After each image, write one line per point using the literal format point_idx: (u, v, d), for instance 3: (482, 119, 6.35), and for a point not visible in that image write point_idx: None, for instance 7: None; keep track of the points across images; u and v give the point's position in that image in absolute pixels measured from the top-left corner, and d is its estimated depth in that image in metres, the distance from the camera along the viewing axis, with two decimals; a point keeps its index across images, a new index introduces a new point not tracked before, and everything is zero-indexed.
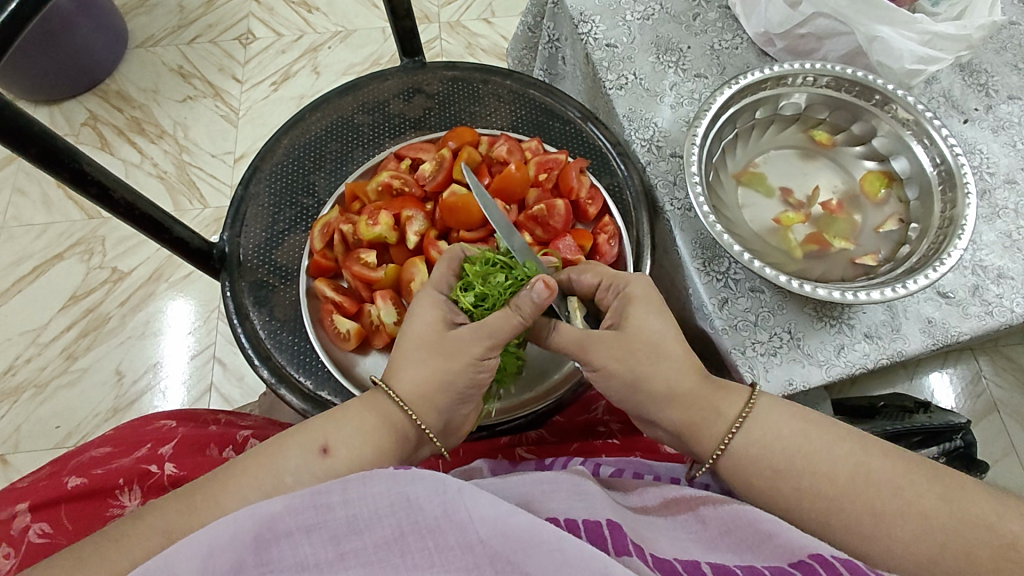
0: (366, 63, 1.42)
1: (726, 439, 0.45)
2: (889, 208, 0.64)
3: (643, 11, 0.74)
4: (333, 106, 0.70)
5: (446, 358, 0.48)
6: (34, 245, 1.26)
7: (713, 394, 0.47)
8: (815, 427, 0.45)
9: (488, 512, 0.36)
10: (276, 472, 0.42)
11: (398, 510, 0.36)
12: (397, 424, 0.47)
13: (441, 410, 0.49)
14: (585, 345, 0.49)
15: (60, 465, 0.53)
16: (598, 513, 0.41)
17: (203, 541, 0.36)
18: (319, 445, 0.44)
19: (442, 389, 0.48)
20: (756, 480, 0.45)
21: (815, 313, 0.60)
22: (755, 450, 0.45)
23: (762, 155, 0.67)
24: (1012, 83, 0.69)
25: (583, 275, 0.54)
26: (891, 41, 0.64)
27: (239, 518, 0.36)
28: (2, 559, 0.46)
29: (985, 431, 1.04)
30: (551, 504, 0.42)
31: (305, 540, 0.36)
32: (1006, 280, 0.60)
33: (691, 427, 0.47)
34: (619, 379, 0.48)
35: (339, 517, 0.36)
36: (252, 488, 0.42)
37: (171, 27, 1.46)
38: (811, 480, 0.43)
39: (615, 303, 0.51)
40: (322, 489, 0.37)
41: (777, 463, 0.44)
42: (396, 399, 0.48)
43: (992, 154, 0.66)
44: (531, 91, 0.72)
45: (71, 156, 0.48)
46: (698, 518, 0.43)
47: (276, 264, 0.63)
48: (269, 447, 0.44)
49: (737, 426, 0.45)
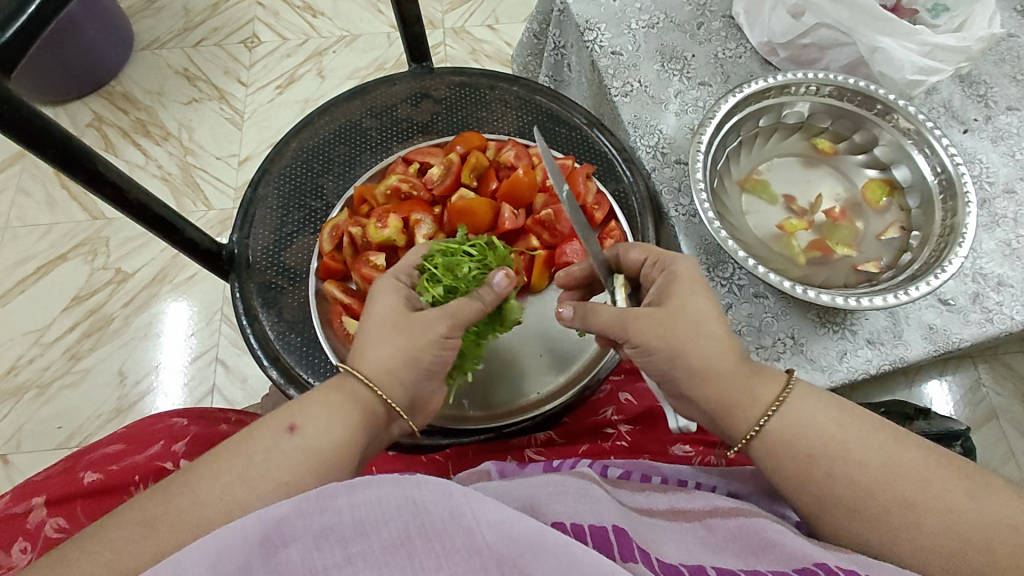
0: (371, 68, 1.43)
1: (760, 423, 0.45)
2: (890, 216, 0.65)
3: (648, 20, 0.75)
4: (341, 110, 0.71)
5: (412, 337, 0.49)
6: (38, 245, 1.27)
7: (752, 378, 0.46)
8: (846, 414, 0.45)
9: (494, 515, 0.37)
10: (246, 452, 0.42)
11: (405, 513, 0.36)
12: (367, 403, 0.47)
13: (408, 386, 0.50)
14: (625, 321, 0.48)
15: (74, 460, 0.54)
16: (604, 519, 0.41)
17: (211, 542, 0.35)
18: (288, 424, 0.44)
19: (409, 365, 0.49)
20: (790, 468, 0.44)
21: (818, 318, 0.61)
22: (787, 436, 0.45)
23: (766, 162, 0.68)
24: (1011, 94, 0.70)
25: (630, 250, 0.53)
26: (892, 52, 0.65)
27: (243, 522, 0.36)
28: (19, 553, 0.47)
29: (983, 438, 1.05)
30: (558, 508, 0.42)
31: (311, 545, 0.36)
32: (1006, 288, 0.61)
33: (727, 409, 0.46)
34: (658, 356, 0.47)
35: (345, 520, 0.36)
36: (224, 471, 0.41)
37: (176, 29, 1.47)
38: (842, 469, 0.43)
39: (658, 280, 0.50)
40: (329, 491, 0.37)
41: (808, 446, 0.44)
42: (363, 378, 0.48)
43: (991, 164, 0.67)
44: (537, 97, 0.73)
45: (87, 157, 0.49)
46: (704, 524, 0.44)
47: (285, 265, 0.64)
48: (238, 437, 0.44)
49: (773, 411, 0.45)
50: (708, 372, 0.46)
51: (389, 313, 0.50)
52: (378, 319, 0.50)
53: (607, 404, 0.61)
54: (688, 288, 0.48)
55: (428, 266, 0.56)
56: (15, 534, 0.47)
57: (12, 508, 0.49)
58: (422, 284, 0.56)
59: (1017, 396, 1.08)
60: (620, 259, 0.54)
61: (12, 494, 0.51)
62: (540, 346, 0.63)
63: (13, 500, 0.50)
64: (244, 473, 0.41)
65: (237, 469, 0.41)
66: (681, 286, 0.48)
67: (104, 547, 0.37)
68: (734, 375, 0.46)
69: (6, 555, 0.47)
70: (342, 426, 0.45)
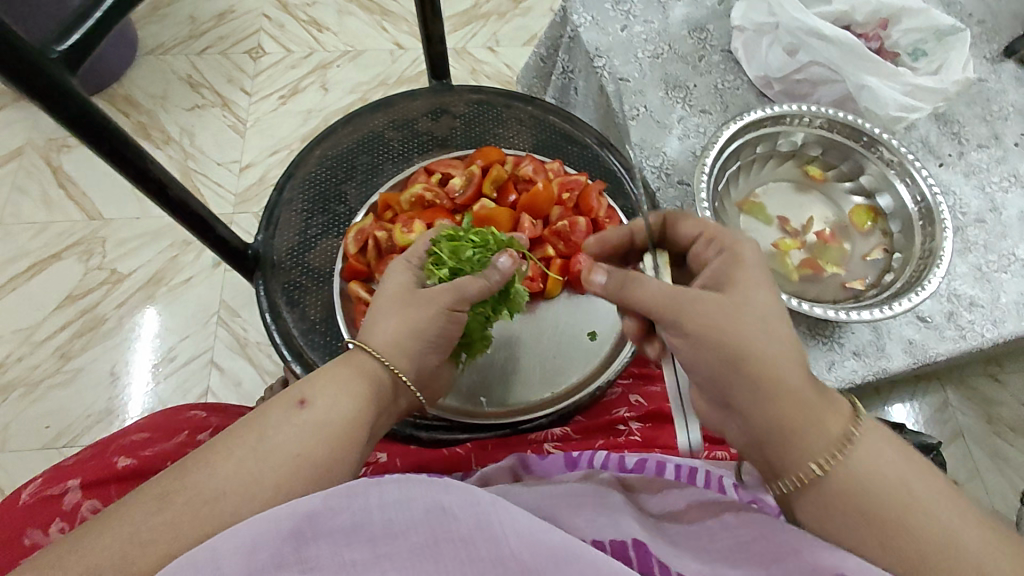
0: (374, 82, 1.47)
1: (824, 458, 0.43)
2: (875, 238, 0.71)
3: (653, 50, 0.80)
4: (365, 121, 0.74)
5: (421, 307, 0.54)
6: (32, 243, 1.26)
7: (820, 403, 0.44)
8: (917, 473, 0.41)
9: (521, 526, 0.38)
10: (257, 428, 0.44)
11: (433, 517, 0.38)
12: (373, 373, 0.50)
13: (413, 356, 0.54)
14: (677, 303, 0.48)
15: (101, 446, 0.57)
16: (624, 532, 0.43)
17: (246, 531, 0.37)
18: (297, 398, 0.46)
19: (414, 337, 0.53)
20: (853, 512, 0.42)
21: (810, 331, 0.66)
22: (857, 483, 0.42)
23: (762, 186, 0.74)
24: (981, 133, 0.76)
25: (686, 221, 0.55)
26: (878, 91, 0.71)
27: (278, 512, 0.38)
28: (57, 533, 0.50)
29: (952, 455, 1.11)
30: (577, 518, 0.45)
31: (342, 541, 0.38)
32: (977, 308, 0.67)
33: (788, 431, 0.44)
34: (722, 348, 0.46)
35: (376, 518, 0.38)
36: (236, 447, 0.43)
37: (181, 37, 1.49)
38: (914, 519, 0.40)
39: (716, 260, 0.51)
40: (359, 488, 0.39)
41: (874, 493, 0.41)
42: (374, 353, 0.52)
43: (963, 196, 0.73)
44: (550, 116, 0.77)
45: (137, 155, 0.53)
46: (718, 522, 0.45)
47: (309, 265, 0.68)
48: (248, 417, 0.45)
49: (839, 450, 0.43)
50: (775, 375, 0.44)
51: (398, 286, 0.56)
52: (391, 294, 0.55)
53: (619, 405, 0.64)
54: (755, 280, 0.48)
55: (438, 247, 0.61)
56: (52, 514, 0.51)
57: (48, 489, 0.52)
58: (429, 268, 0.60)
59: (983, 417, 1.15)
60: (673, 237, 0.56)
61: (44, 476, 0.54)
62: (553, 348, 0.67)
63: (48, 482, 0.53)
64: (257, 447, 0.43)
65: (248, 444, 0.43)
66: (747, 275, 0.48)
67: (155, 518, 0.39)
68: (802, 389, 0.45)
69: (44, 534, 0.50)
70: (350, 400, 0.47)
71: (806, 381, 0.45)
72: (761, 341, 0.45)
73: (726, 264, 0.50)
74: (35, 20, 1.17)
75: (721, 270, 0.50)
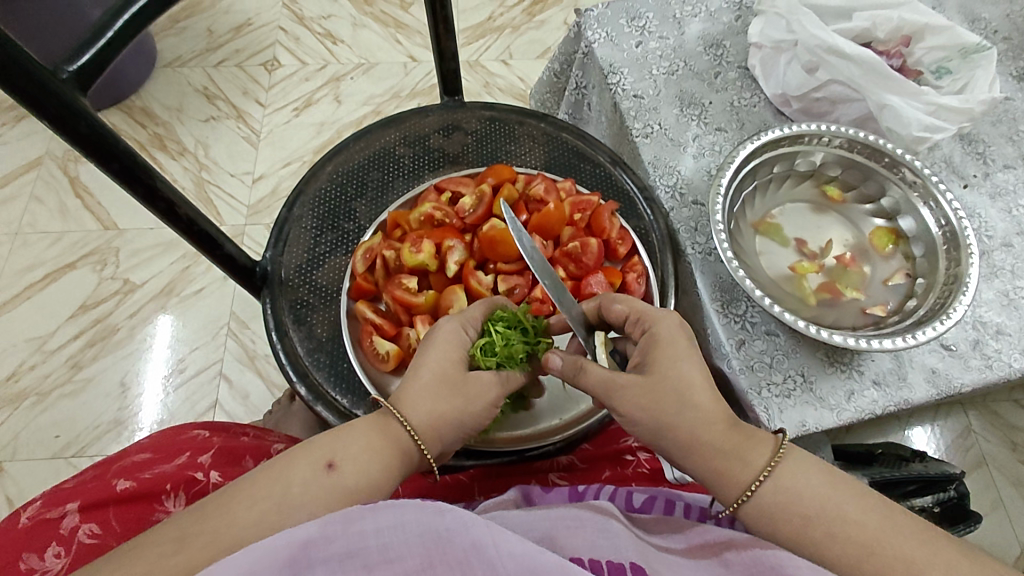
0: (387, 95, 1.47)
1: (753, 486, 0.46)
2: (896, 262, 0.68)
3: (668, 67, 0.79)
4: (376, 136, 0.75)
5: (465, 400, 0.50)
6: (47, 252, 1.27)
7: (740, 445, 0.47)
8: (841, 479, 0.46)
9: (516, 548, 0.38)
10: (283, 480, 0.42)
11: (428, 541, 0.37)
12: (401, 445, 0.48)
13: (445, 441, 0.51)
14: (611, 391, 0.50)
15: (104, 467, 0.57)
16: (621, 554, 0.43)
17: (242, 558, 0.35)
18: (326, 460, 0.44)
19: (452, 424, 0.50)
20: (784, 527, 0.45)
21: (827, 358, 0.64)
22: (785, 499, 0.45)
23: (778, 207, 0.71)
24: (1007, 153, 0.74)
25: (614, 304, 0.55)
26: (901, 110, 0.69)
27: (275, 540, 0.36)
28: (53, 558, 0.50)
29: (975, 483, 1.08)
30: (575, 542, 0.44)
31: (338, 569, 0.36)
32: (1004, 336, 0.64)
33: (716, 475, 0.47)
34: (655, 421, 0.48)
35: (371, 544, 0.37)
36: (261, 496, 0.42)
37: (199, 49, 1.50)
38: (842, 527, 0.44)
39: (640, 341, 0.52)
40: (354, 514, 0.38)
41: (802, 508, 0.45)
42: (405, 424, 0.48)
43: (989, 219, 0.71)
44: (563, 134, 0.77)
45: (146, 173, 0.53)
46: (722, 561, 0.43)
47: (317, 283, 0.67)
48: (274, 462, 0.44)
49: (766, 476, 0.46)
50: (695, 444, 0.47)
51: (442, 365, 0.51)
52: (439, 372, 0.50)
53: (625, 434, 0.65)
54: (676, 354, 0.49)
55: (489, 331, 0.56)
56: (49, 538, 0.51)
57: (47, 512, 0.52)
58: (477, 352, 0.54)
59: (1006, 445, 1.11)
60: (602, 313, 0.57)
61: (44, 499, 0.55)
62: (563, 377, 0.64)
63: (47, 505, 0.53)
64: (282, 500, 0.42)
65: (273, 498, 0.42)
66: (664, 353, 0.49)
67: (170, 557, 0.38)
68: (728, 442, 0.47)
69: (40, 559, 0.50)
70: (378, 472, 0.46)
71: (726, 428, 0.48)
72: (683, 425, 0.47)
73: (647, 344, 0.51)
74: (43, 39, 1.18)
75: (643, 350, 0.51)
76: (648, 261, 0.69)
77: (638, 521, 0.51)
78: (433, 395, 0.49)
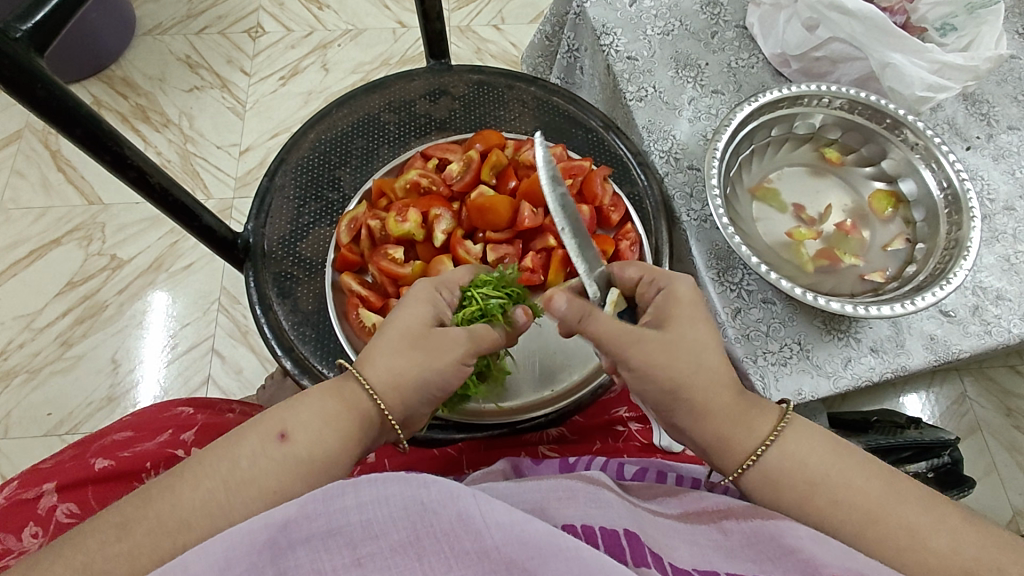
0: (376, 62, 1.42)
1: (758, 451, 0.46)
2: (895, 226, 0.66)
3: (664, 26, 0.76)
4: (360, 103, 0.73)
5: (429, 355, 0.48)
6: (31, 229, 1.25)
7: (745, 414, 0.47)
8: (838, 455, 0.45)
9: (504, 517, 0.36)
10: (231, 456, 0.42)
11: (413, 514, 0.36)
12: (358, 406, 0.46)
13: (409, 404, 0.48)
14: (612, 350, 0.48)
15: (83, 447, 0.57)
16: (615, 522, 0.42)
17: (218, 547, 0.34)
18: (278, 430, 0.43)
19: (415, 386, 0.48)
20: (786, 498, 0.45)
21: (824, 325, 0.62)
22: (781, 467, 0.45)
23: (776, 171, 0.69)
24: (1012, 114, 0.72)
25: (626, 269, 0.54)
26: (903, 68, 0.66)
27: (251, 524, 0.35)
28: (30, 538, 0.50)
29: (969, 449, 1.08)
30: (567, 511, 0.43)
31: (320, 546, 0.35)
32: (1005, 302, 0.63)
33: (722, 442, 0.47)
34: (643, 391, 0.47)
35: (354, 520, 0.36)
36: (209, 477, 0.41)
37: (180, 16, 1.46)
38: (845, 497, 0.43)
39: (655, 300, 0.51)
40: (335, 491, 0.36)
41: (797, 482, 0.44)
42: (367, 387, 0.47)
43: (991, 181, 0.69)
44: (554, 97, 0.75)
45: (113, 140, 0.51)
46: (718, 527, 0.43)
47: (301, 256, 0.66)
48: (226, 437, 0.43)
49: (770, 442, 0.46)
50: (694, 412, 0.47)
51: (409, 324, 0.49)
52: (405, 329, 0.49)
53: (619, 403, 0.65)
54: (692, 320, 0.49)
55: (471, 295, 0.56)
56: (26, 519, 0.50)
57: (24, 492, 0.52)
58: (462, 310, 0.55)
59: (1001, 410, 1.11)
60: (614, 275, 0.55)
61: (22, 479, 0.54)
62: (555, 358, 0.63)
63: (24, 485, 0.53)
64: (230, 477, 0.41)
65: (223, 474, 0.41)
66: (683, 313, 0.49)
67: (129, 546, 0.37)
68: (729, 411, 0.47)
69: (17, 539, 0.50)
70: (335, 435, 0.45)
71: (721, 400, 0.47)
72: (684, 391, 0.47)
73: (665, 300, 0.51)
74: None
75: (656, 308, 0.51)
76: (639, 232, 0.67)
77: (631, 490, 0.50)
78: (388, 350, 0.48)
